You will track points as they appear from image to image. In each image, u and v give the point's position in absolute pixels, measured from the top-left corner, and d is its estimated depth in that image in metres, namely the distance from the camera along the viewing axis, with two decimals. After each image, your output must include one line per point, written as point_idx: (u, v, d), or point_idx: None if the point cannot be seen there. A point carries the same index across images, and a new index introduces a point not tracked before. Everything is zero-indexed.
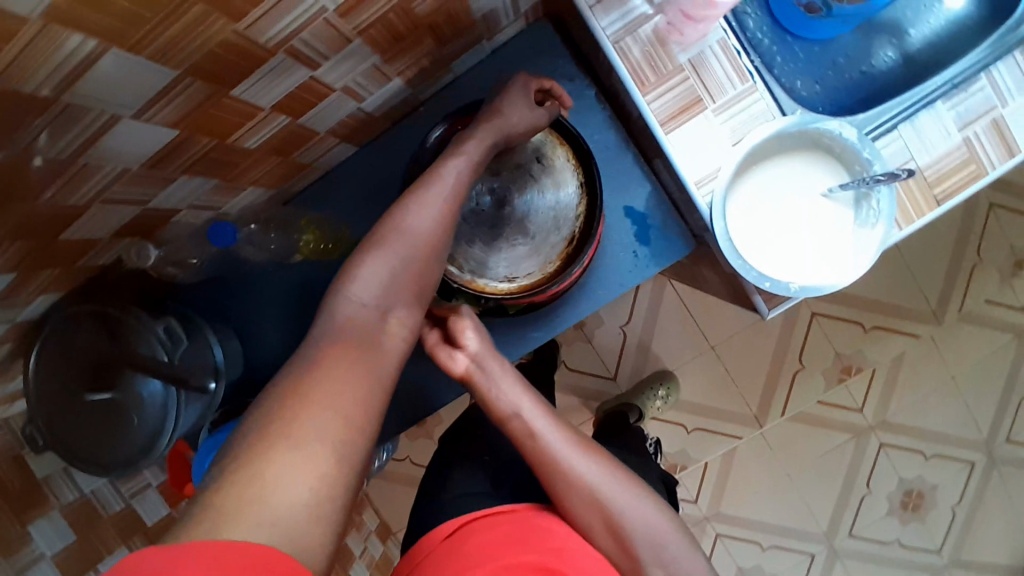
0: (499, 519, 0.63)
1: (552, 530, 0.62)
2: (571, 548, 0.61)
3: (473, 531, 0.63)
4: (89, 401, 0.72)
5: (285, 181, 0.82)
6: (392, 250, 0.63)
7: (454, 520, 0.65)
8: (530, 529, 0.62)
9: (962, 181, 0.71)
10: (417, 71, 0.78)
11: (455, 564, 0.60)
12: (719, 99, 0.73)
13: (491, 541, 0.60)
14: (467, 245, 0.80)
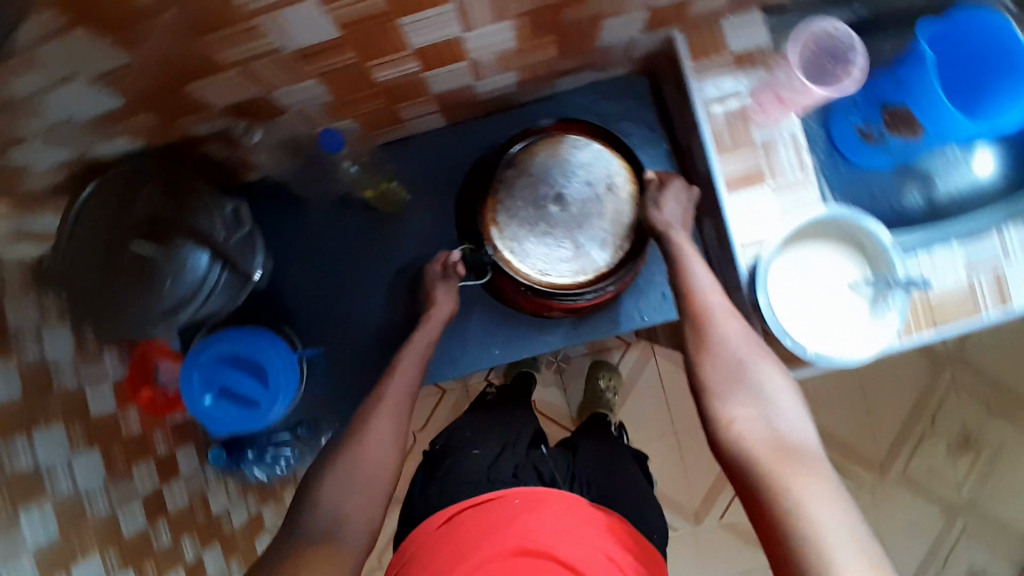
0: (485, 509, 0.71)
1: (530, 509, 0.69)
2: (552, 525, 0.68)
3: (460, 520, 0.70)
4: (128, 250, 0.72)
5: (376, 129, 0.87)
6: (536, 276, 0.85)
7: (452, 507, 0.73)
8: (511, 514, 0.69)
9: (960, 314, 0.81)
10: (527, 73, 0.86)
11: (446, 557, 0.67)
12: (778, 179, 0.82)
13: (481, 524, 0.68)
14: (517, 230, 0.85)
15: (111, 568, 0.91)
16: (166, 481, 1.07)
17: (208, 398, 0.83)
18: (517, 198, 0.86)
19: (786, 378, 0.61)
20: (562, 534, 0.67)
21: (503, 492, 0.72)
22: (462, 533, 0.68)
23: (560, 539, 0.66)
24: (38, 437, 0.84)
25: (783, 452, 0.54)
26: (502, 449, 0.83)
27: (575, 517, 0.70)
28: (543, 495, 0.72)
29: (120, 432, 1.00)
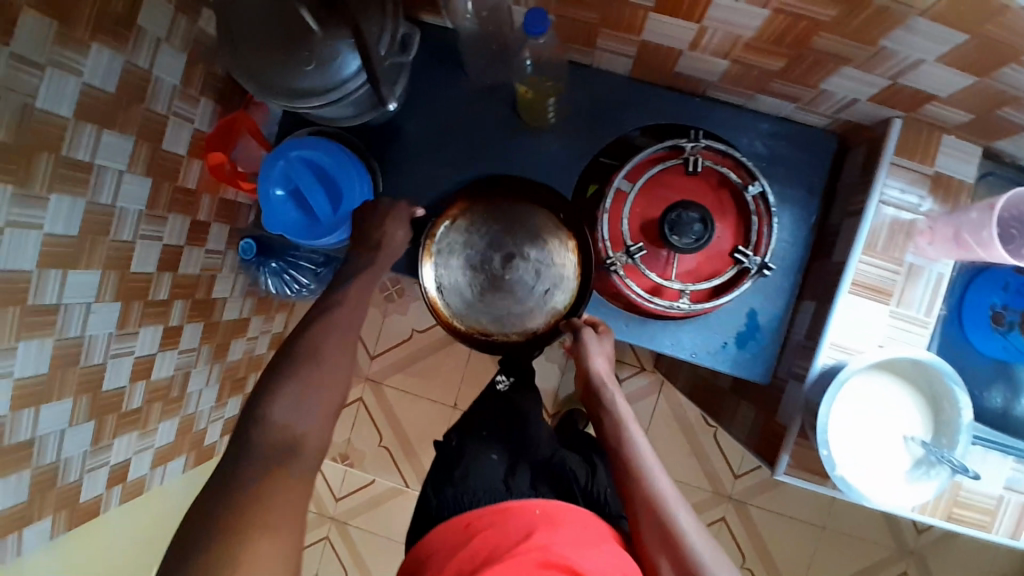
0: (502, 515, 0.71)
1: (548, 524, 0.69)
2: (568, 544, 0.67)
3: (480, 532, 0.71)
4: (297, 12, 0.69)
5: (566, 42, 0.83)
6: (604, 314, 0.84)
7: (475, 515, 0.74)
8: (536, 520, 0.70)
9: (972, 521, 0.81)
10: (738, 72, 0.80)
11: (461, 556, 0.68)
12: (901, 306, 0.78)
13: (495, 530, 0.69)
14: (445, 265, 0.89)
15: (106, 289, 0.92)
16: (191, 244, 1.10)
17: (279, 192, 0.83)
18: (459, 255, 0.89)
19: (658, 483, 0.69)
20: (582, 548, 0.67)
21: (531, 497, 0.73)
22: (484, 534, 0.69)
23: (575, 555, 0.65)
24: (104, 136, 0.85)
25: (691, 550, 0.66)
26: (517, 461, 0.83)
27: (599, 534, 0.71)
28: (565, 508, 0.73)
29: (176, 178, 1.02)
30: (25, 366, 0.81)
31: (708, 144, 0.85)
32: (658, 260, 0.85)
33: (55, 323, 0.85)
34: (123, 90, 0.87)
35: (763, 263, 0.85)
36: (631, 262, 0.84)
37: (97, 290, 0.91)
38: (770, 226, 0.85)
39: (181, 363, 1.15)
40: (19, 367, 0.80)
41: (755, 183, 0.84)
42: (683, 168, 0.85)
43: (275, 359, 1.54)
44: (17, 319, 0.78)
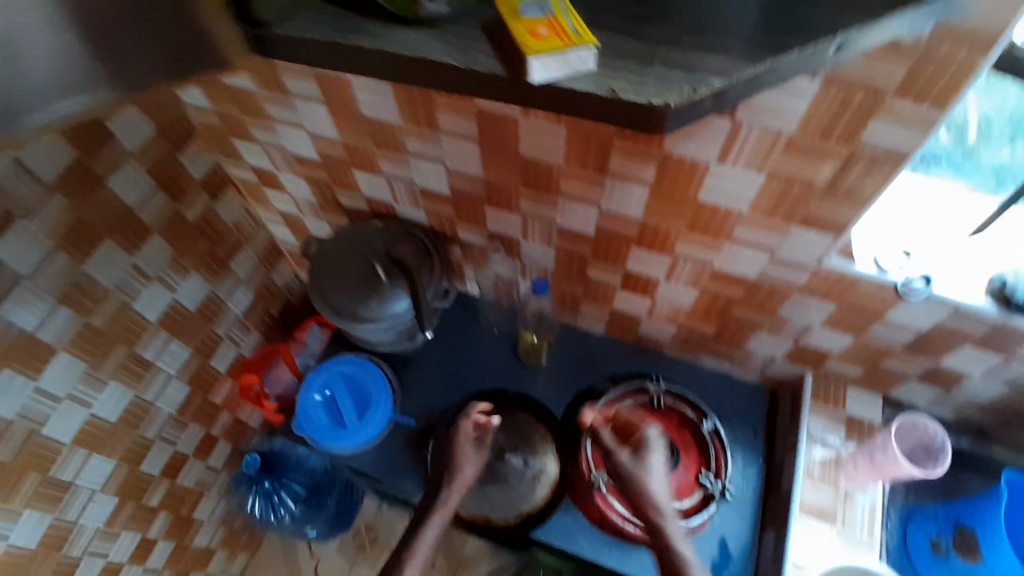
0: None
1: None
2: None
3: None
4: (372, 267, 0.98)
5: (560, 309, 1.11)
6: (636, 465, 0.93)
7: None
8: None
9: None
10: (686, 335, 1.07)
11: None
12: (846, 528, 0.91)
13: None
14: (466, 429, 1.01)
15: (113, 481, 1.00)
16: (200, 458, 1.17)
17: (317, 396, 1.02)
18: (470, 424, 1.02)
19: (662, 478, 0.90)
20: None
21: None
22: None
23: None
24: (171, 342, 1.07)
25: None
26: None
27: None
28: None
29: (208, 391, 1.16)
30: (23, 535, 0.88)
31: (669, 387, 1.06)
32: None
33: (59, 500, 0.93)
34: (200, 311, 1.11)
35: (724, 488, 0.98)
36: (612, 481, 0.97)
37: (106, 479, 0.99)
38: (726, 456, 1.00)
39: None
40: (14, 534, 0.87)
41: (707, 420, 1.02)
42: (650, 405, 1.04)
43: None
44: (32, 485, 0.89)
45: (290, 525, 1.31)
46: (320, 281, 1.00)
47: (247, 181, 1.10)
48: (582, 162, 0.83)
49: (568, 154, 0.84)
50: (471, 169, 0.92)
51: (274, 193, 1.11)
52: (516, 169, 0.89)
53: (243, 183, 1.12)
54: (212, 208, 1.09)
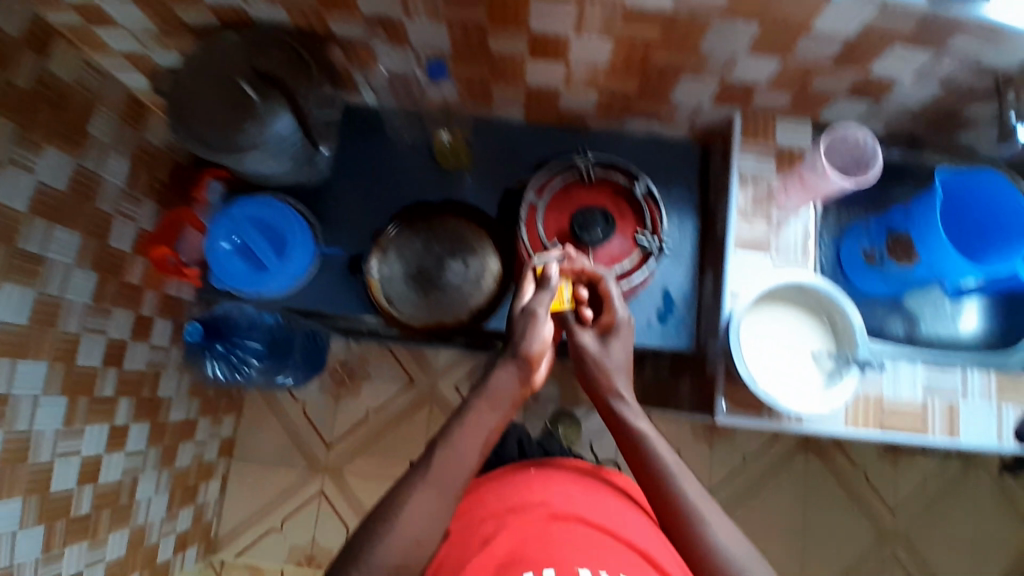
0: (506, 475, 0.87)
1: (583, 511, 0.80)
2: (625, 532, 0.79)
3: (487, 487, 0.85)
4: (240, 88, 0.85)
5: (467, 96, 1.00)
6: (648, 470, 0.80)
7: (558, 509, 0.80)
8: (528, 478, 0.86)
9: (908, 426, 0.87)
10: (608, 101, 0.98)
11: (543, 546, 0.74)
12: (780, 256, 0.92)
13: (563, 543, 0.74)
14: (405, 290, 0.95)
15: (53, 381, 0.96)
16: (134, 339, 1.14)
17: (225, 245, 0.90)
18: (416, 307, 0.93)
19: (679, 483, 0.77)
20: (587, 508, 0.81)
21: (511, 468, 0.89)
22: (484, 499, 0.83)
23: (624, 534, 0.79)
24: (55, 231, 0.94)
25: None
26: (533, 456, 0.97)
27: (591, 489, 0.86)
28: (555, 468, 0.89)
29: (120, 274, 1.09)
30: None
31: (597, 159, 1.01)
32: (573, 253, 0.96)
33: (3, 418, 0.88)
34: (73, 189, 0.96)
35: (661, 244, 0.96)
36: None
37: (44, 382, 0.95)
38: (661, 214, 0.98)
39: (129, 467, 1.14)
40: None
41: (640, 183, 0.99)
42: (582, 181, 1.01)
43: (225, 467, 1.46)
44: None
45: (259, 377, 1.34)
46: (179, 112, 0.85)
47: (74, 26, 0.90)
48: None
49: None
50: None
51: (106, 32, 0.91)
52: None
53: (65, 27, 0.91)
54: (43, 66, 0.89)
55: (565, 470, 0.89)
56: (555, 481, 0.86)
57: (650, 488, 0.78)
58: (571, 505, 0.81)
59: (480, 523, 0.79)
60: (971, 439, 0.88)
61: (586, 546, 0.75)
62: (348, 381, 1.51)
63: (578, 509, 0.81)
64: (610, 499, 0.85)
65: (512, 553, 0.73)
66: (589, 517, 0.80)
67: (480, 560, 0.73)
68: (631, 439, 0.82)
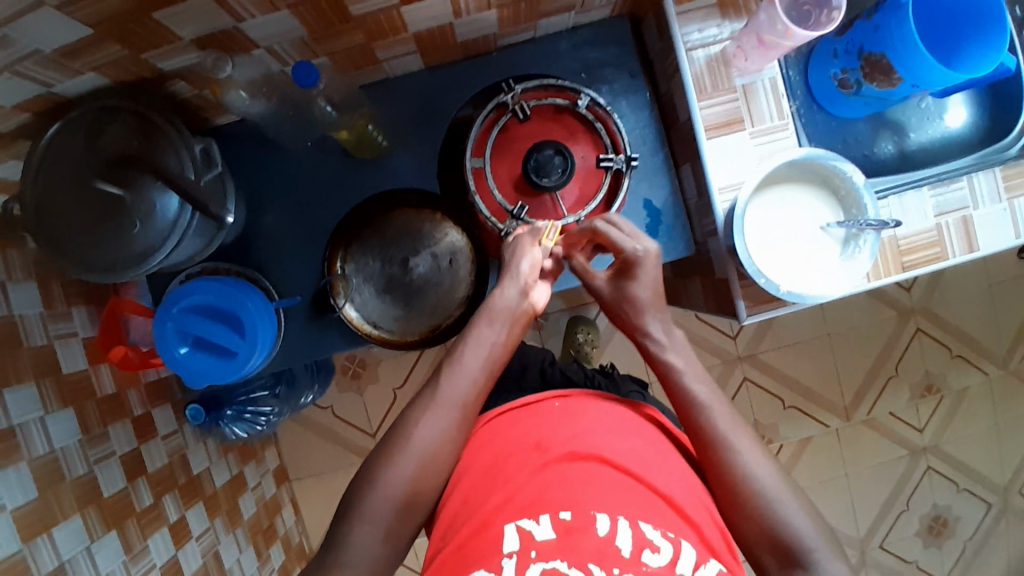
0: (523, 411, 0.74)
1: (613, 435, 0.69)
2: (655, 465, 0.67)
3: (503, 424, 0.73)
4: (100, 190, 0.70)
5: (354, 70, 0.84)
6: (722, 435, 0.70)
7: (590, 446, 0.67)
8: (549, 417, 0.72)
9: (927, 256, 0.84)
10: (511, 13, 0.81)
11: (563, 493, 0.63)
12: (757, 125, 0.83)
13: (589, 484, 0.63)
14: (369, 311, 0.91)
15: (93, 525, 0.94)
16: (143, 441, 1.09)
17: (184, 348, 0.82)
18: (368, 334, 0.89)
19: (754, 447, 0.69)
20: (610, 439, 0.69)
21: (533, 401, 0.75)
22: (500, 441, 0.71)
23: (652, 467, 0.67)
24: (9, 396, 0.86)
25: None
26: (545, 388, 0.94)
27: (615, 415, 0.73)
28: (579, 398, 0.75)
29: (93, 392, 1.01)
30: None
31: (524, 86, 0.87)
32: (543, 207, 0.88)
33: None
34: None
35: (629, 157, 0.88)
36: (523, 223, 0.86)
37: (87, 530, 0.92)
38: (617, 123, 0.88)
39: (205, 548, 1.15)
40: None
41: (581, 96, 0.87)
42: (517, 118, 0.87)
43: (289, 493, 1.49)
44: None
45: (284, 411, 1.33)
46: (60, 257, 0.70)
47: None
48: None
49: None
50: None
51: None
52: None
53: None
54: None
55: (587, 394, 0.76)
56: (587, 415, 0.72)
57: (713, 464, 0.69)
58: (598, 439, 0.68)
59: (495, 468, 0.68)
60: (990, 245, 0.85)
61: (610, 485, 0.63)
62: (363, 372, 1.49)
63: (602, 444, 0.68)
64: (636, 427, 0.72)
65: (531, 499, 0.63)
66: (618, 453, 0.67)
67: (495, 510, 0.64)
68: (702, 418, 0.71)
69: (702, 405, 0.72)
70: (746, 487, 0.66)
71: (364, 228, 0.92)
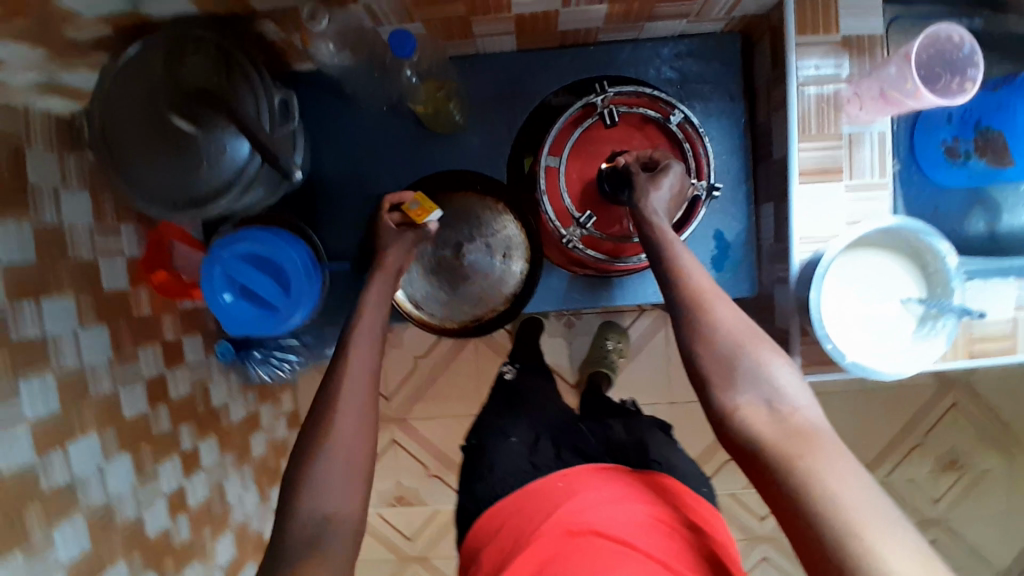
0: (527, 497, 0.69)
1: (613, 508, 0.63)
2: (661, 544, 0.59)
3: (512, 513, 0.69)
4: (171, 125, 0.68)
5: (446, 41, 0.80)
6: (728, 324, 0.56)
7: (584, 521, 0.61)
8: (550, 497, 0.67)
9: (998, 349, 0.78)
10: (621, 12, 0.77)
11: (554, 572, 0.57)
12: (855, 178, 0.78)
13: (576, 561, 0.57)
14: (414, 289, 0.89)
15: (108, 445, 0.93)
16: (171, 366, 1.09)
17: (228, 295, 0.81)
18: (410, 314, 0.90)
19: (771, 345, 0.56)
20: (602, 511, 0.62)
21: (534, 486, 0.70)
22: (510, 530, 0.66)
23: (658, 541, 0.59)
24: (44, 305, 0.85)
25: (798, 438, 0.50)
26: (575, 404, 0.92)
27: (619, 485, 0.67)
28: (582, 473, 0.70)
29: (129, 312, 1.00)
30: (67, 547, 0.84)
31: (617, 91, 0.83)
32: (611, 219, 0.85)
33: (76, 497, 0.87)
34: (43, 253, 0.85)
35: (711, 185, 0.83)
36: (587, 232, 0.84)
37: (101, 450, 0.92)
38: (705, 147, 0.84)
39: (212, 481, 1.17)
40: (63, 551, 0.84)
41: (675, 112, 0.83)
42: (603, 123, 0.84)
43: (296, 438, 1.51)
44: (42, 513, 0.81)
45: (308, 360, 1.33)
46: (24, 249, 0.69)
47: None
48: None
49: None
50: None
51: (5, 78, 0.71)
52: None
53: None
54: None
55: (591, 469, 0.70)
56: (588, 491, 0.66)
57: (714, 353, 0.55)
58: (592, 511, 0.63)
59: (503, 560, 0.64)
60: None
61: (602, 558, 0.57)
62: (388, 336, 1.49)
63: (599, 518, 0.62)
64: (646, 501, 0.64)
65: None
66: (614, 524, 0.61)
67: None
68: (703, 309, 0.57)
69: (706, 291, 0.58)
70: (752, 378, 0.54)
71: (421, 204, 0.89)
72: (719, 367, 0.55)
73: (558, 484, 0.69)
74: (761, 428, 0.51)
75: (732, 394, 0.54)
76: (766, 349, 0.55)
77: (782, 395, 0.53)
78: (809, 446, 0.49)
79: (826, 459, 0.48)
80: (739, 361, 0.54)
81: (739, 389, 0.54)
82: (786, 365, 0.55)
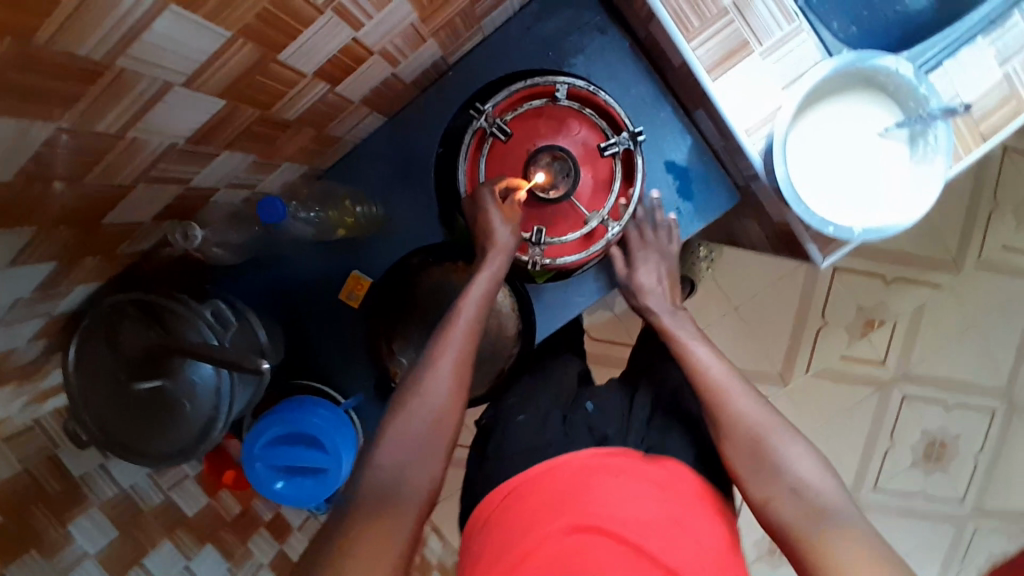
0: (525, 483, 0.58)
1: (629, 507, 0.54)
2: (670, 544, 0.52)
3: (507, 501, 0.58)
4: (139, 390, 0.70)
5: (317, 157, 0.79)
6: (752, 413, 0.61)
7: (594, 516, 0.53)
8: (557, 484, 0.57)
9: (1004, 116, 0.69)
10: (450, 32, 0.72)
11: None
12: (765, 41, 0.70)
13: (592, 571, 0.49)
14: None
15: None
16: (281, 541, 1.12)
17: (280, 482, 0.81)
18: None
19: (793, 430, 0.60)
20: (620, 509, 0.54)
21: (552, 462, 0.59)
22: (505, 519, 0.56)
23: (671, 545, 0.52)
24: (149, 563, 0.85)
25: (821, 521, 0.53)
26: None
27: (630, 476, 0.57)
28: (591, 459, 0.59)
29: (223, 519, 1.01)
30: None
31: (493, 102, 0.78)
32: (557, 219, 0.79)
33: None
34: None
35: (633, 132, 0.79)
36: (545, 245, 0.78)
37: None
38: (607, 98, 0.79)
39: None
40: None
41: (559, 89, 0.78)
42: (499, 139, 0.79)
43: None
44: None
45: None
46: (22, 508, 0.73)
47: None
48: (85, 93, 0.42)
49: (52, 117, 0.42)
50: (1, 234, 0.49)
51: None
52: (65, 180, 0.49)
53: None
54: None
55: (599, 452, 0.60)
56: (597, 481, 0.56)
57: (743, 441, 0.60)
58: (603, 508, 0.54)
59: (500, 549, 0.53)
60: None
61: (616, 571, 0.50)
62: None
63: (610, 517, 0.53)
64: (665, 504, 0.55)
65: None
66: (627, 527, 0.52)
67: None
68: (720, 402, 0.63)
69: (725, 383, 0.64)
70: (776, 460, 0.58)
71: (400, 304, 0.87)
72: (748, 455, 0.59)
73: (570, 472, 0.58)
74: (792, 519, 0.55)
75: (761, 480, 0.58)
76: (787, 435, 0.59)
77: (804, 478, 0.56)
78: (830, 531, 0.52)
79: (845, 543, 0.51)
80: (766, 447, 0.59)
81: (765, 475, 0.58)
82: (807, 447, 0.58)
